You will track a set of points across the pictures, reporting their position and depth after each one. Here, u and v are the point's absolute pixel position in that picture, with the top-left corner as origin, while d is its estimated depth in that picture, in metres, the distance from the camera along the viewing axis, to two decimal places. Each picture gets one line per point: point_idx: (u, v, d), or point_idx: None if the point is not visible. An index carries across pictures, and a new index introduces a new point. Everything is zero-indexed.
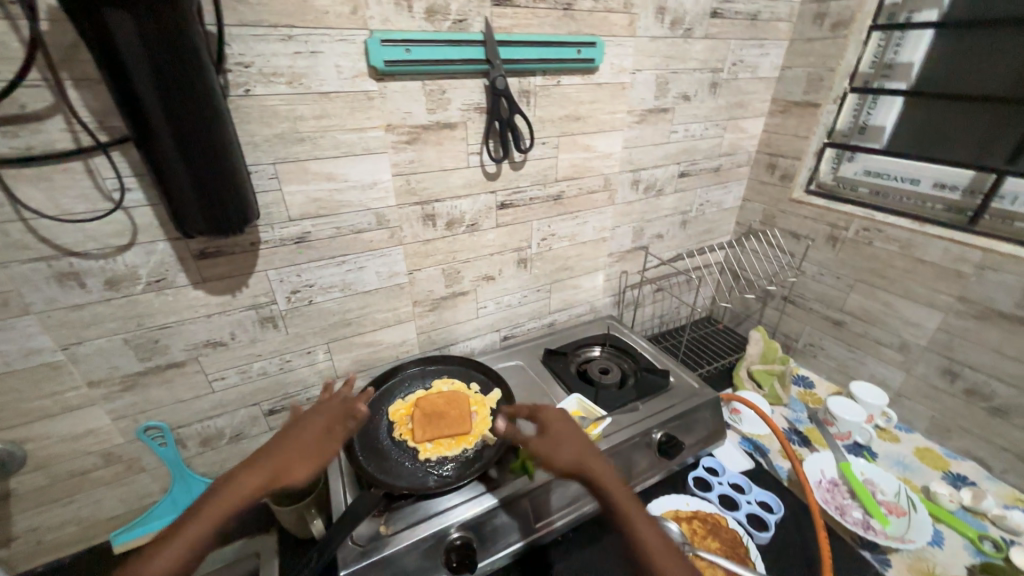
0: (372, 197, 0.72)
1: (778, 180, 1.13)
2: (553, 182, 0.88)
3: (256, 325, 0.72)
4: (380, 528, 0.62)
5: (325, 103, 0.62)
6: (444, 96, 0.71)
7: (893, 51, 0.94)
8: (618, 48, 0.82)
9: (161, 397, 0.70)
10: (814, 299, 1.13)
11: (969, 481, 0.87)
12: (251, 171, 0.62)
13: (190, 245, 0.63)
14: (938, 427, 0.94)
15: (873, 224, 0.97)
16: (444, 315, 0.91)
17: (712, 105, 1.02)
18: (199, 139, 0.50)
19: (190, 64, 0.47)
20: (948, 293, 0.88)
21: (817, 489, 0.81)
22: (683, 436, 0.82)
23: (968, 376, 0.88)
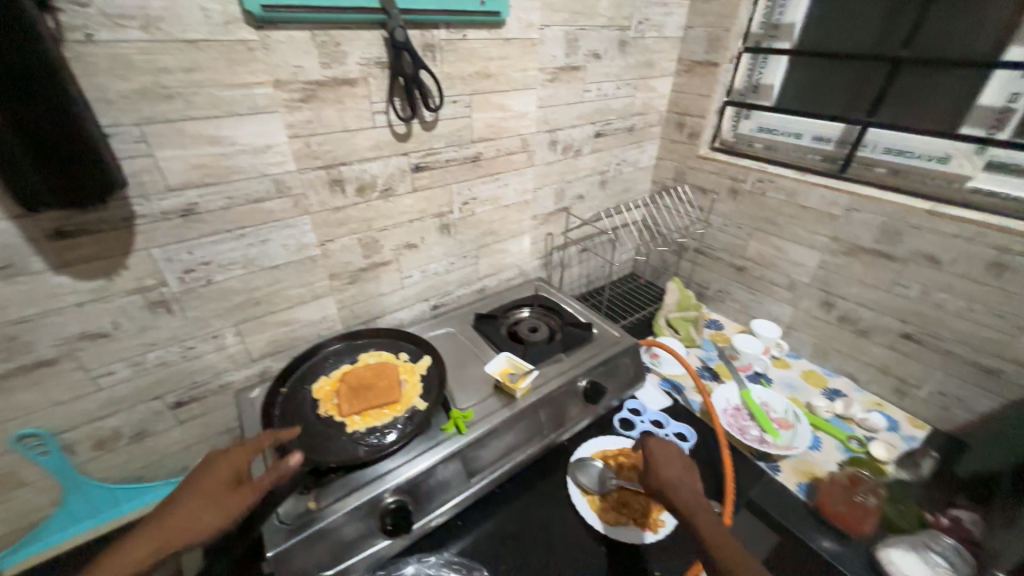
0: (267, 162, 0.66)
1: (687, 138, 1.20)
2: (469, 143, 0.86)
3: (144, 311, 0.65)
4: (308, 504, 0.60)
5: (193, 53, 0.55)
6: (338, 49, 0.65)
7: (778, 12, 1.00)
8: (524, 1, 0.80)
9: (33, 401, 0.61)
10: (720, 249, 1.23)
11: (842, 393, 1.02)
12: (110, 134, 0.54)
13: (43, 223, 0.54)
14: (819, 352, 1.09)
15: (766, 176, 1.06)
16: (366, 287, 0.87)
17: (621, 64, 1.04)
18: (29, 91, 0.43)
19: (2, 2, 0.39)
20: (824, 235, 1.00)
21: (723, 415, 0.91)
22: (607, 382, 0.88)
23: (841, 305, 1.01)
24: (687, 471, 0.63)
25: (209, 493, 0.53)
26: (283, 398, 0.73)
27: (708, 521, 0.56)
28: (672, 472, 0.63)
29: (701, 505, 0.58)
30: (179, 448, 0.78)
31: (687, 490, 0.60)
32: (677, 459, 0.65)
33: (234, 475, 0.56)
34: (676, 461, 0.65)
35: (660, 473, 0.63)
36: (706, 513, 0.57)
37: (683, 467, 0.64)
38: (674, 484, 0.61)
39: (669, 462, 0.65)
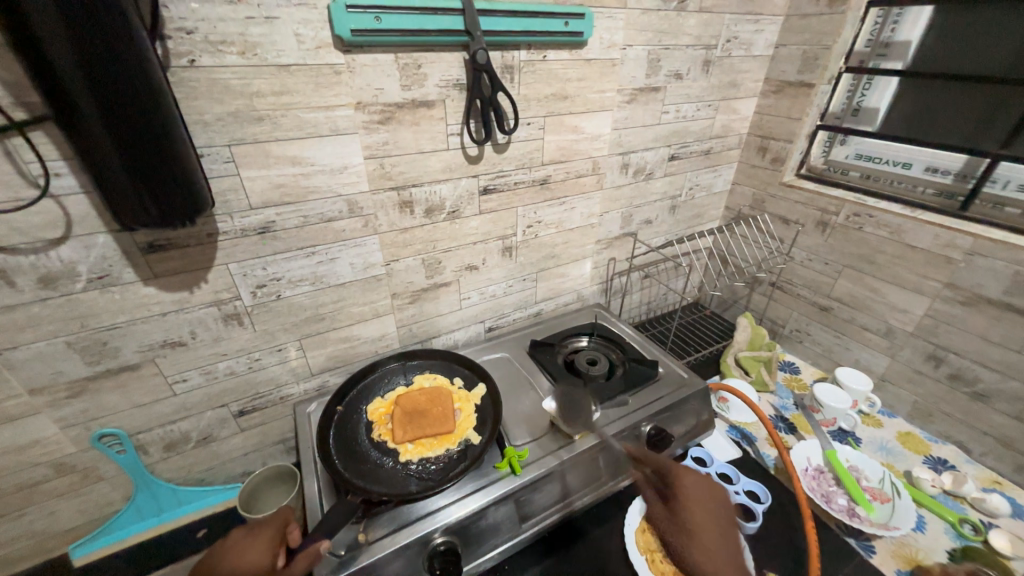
0: (343, 183, 0.66)
1: (770, 163, 1.10)
2: (539, 165, 0.83)
3: (219, 323, 0.67)
4: (359, 536, 0.59)
5: (285, 77, 0.56)
6: (419, 71, 0.64)
7: (890, 29, 0.90)
8: (609, 20, 0.76)
9: (115, 403, 0.64)
10: (802, 285, 1.12)
11: (948, 465, 0.88)
12: (204, 154, 0.55)
13: (137, 238, 0.57)
14: (920, 412, 0.96)
15: (864, 209, 0.95)
16: (426, 308, 0.86)
17: (704, 84, 0.97)
18: (133, 114, 0.44)
19: (117, 30, 0.40)
20: (936, 280, 0.87)
21: (804, 477, 0.81)
22: (673, 429, 0.80)
23: (952, 361, 0.88)
24: (714, 525, 0.55)
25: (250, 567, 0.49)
26: (339, 418, 0.72)
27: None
28: (701, 527, 0.55)
29: (718, 563, 0.51)
30: (238, 455, 0.80)
31: (713, 551, 0.52)
32: (711, 509, 0.56)
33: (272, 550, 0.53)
34: (702, 511, 0.56)
35: (692, 522, 0.56)
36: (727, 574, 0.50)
37: (716, 522, 0.55)
38: (698, 541, 0.54)
39: (693, 513, 0.56)
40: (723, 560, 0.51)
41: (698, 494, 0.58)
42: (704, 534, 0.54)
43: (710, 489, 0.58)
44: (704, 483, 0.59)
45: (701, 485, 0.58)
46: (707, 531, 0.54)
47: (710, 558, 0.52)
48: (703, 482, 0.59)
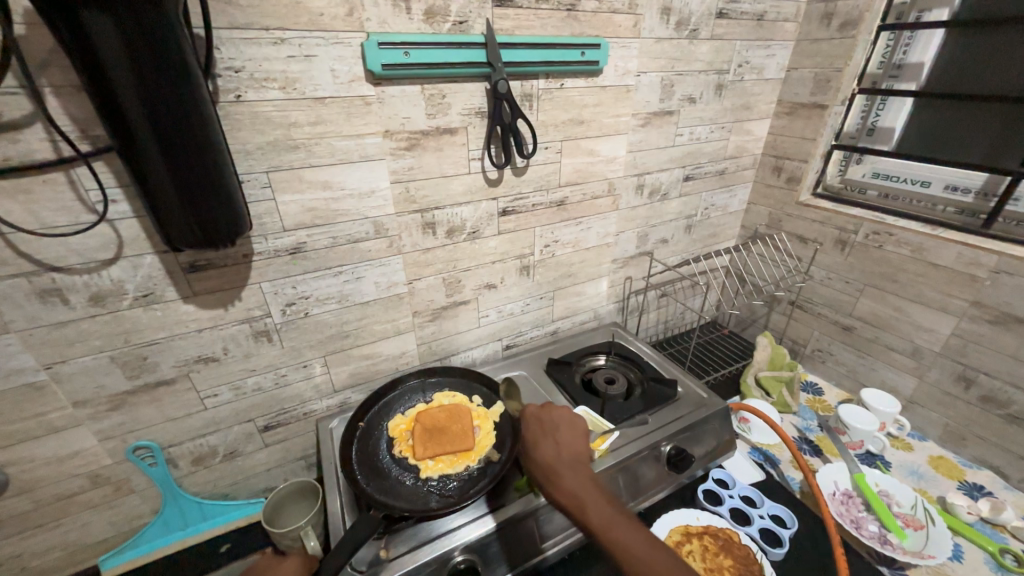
0: (370, 206, 0.69)
1: (785, 183, 1.11)
2: (556, 188, 0.86)
3: (249, 339, 0.69)
4: (380, 552, 0.59)
5: (320, 109, 0.60)
6: (444, 101, 0.68)
7: (902, 51, 0.92)
8: (623, 49, 0.80)
9: (150, 416, 0.67)
10: (822, 303, 1.11)
11: (985, 491, 0.85)
12: (244, 180, 0.59)
13: (180, 258, 0.60)
14: (952, 435, 0.92)
15: (883, 227, 0.95)
16: (445, 325, 0.88)
17: (717, 107, 1.00)
18: (186, 146, 0.47)
19: (176, 71, 0.44)
20: (962, 298, 0.86)
21: (831, 502, 0.78)
22: (693, 449, 0.79)
23: (983, 382, 0.85)
24: (557, 437, 0.65)
25: None
26: (361, 433, 0.73)
27: (567, 473, 0.59)
28: (546, 441, 0.65)
29: (556, 462, 0.61)
30: (262, 470, 0.81)
31: (554, 455, 0.62)
32: (559, 428, 0.67)
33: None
34: (550, 430, 0.66)
35: (535, 436, 0.66)
36: (562, 467, 0.60)
37: (559, 435, 0.66)
38: (538, 451, 0.64)
39: (543, 431, 0.67)
40: (559, 460, 0.61)
41: (547, 415, 0.69)
42: (546, 445, 0.64)
43: (555, 413, 0.70)
44: (558, 411, 0.70)
45: (552, 411, 0.70)
46: (553, 440, 0.65)
47: (547, 459, 0.62)
48: (549, 409, 0.71)
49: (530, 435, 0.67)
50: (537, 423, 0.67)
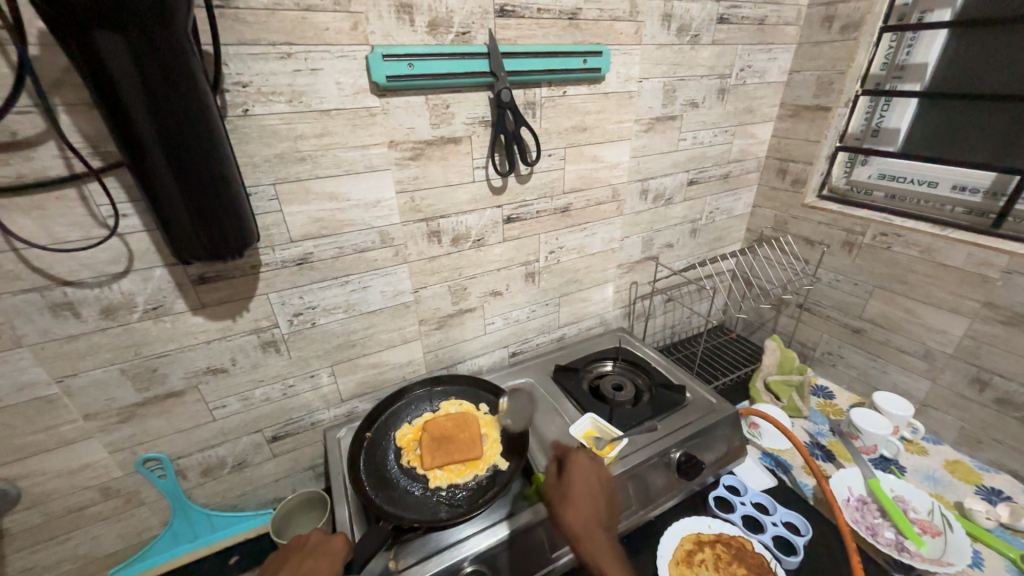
0: (376, 216, 0.70)
1: (789, 185, 1.11)
2: (560, 194, 0.86)
3: (258, 350, 0.70)
4: (389, 564, 0.58)
5: (325, 121, 0.60)
6: (448, 110, 0.69)
7: (905, 52, 0.92)
8: (625, 56, 0.80)
9: (160, 427, 0.67)
10: (831, 306, 1.10)
11: (1004, 495, 0.83)
12: (251, 193, 0.60)
13: (189, 271, 0.61)
14: (967, 439, 0.91)
15: (891, 229, 0.94)
16: (452, 333, 0.88)
17: (720, 111, 1.00)
18: (195, 162, 0.48)
19: (185, 87, 0.45)
20: (974, 299, 0.84)
21: (846, 508, 0.77)
22: (704, 455, 0.78)
23: (998, 384, 0.84)
24: (596, 497, 0.63)
25: (321, 555, 0.55)
26: (368, 444, 0.73)
27: (600, 543, 0.59)
28: (585, 497, 0.63)
29: (592, 527, 0.60)
30: (270, 480, 0.81)
31: (591, 517, 0.61)
32: (597, 485, 0.64)
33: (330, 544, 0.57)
34: (590, 485, 0.64)
35: (576, 490, 0.63)
36: (598, 534, 0.60)
37: (597, 493, 0.64)
38: (575, 506, 0.61)
39: (583, 483, 0.64)
40: (594, 526, 0.60)
41: (591, 466, 0.66)
42: (585, 503, 0.62)
43: (598, 466, 0.66)
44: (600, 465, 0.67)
45: (595, 465, 0.66)
46: (593, 501, 0.63)
47: (584, 520, 0.60)
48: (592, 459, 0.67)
49: (571, 484, 0.63)
50: (582, 476, 0.64)
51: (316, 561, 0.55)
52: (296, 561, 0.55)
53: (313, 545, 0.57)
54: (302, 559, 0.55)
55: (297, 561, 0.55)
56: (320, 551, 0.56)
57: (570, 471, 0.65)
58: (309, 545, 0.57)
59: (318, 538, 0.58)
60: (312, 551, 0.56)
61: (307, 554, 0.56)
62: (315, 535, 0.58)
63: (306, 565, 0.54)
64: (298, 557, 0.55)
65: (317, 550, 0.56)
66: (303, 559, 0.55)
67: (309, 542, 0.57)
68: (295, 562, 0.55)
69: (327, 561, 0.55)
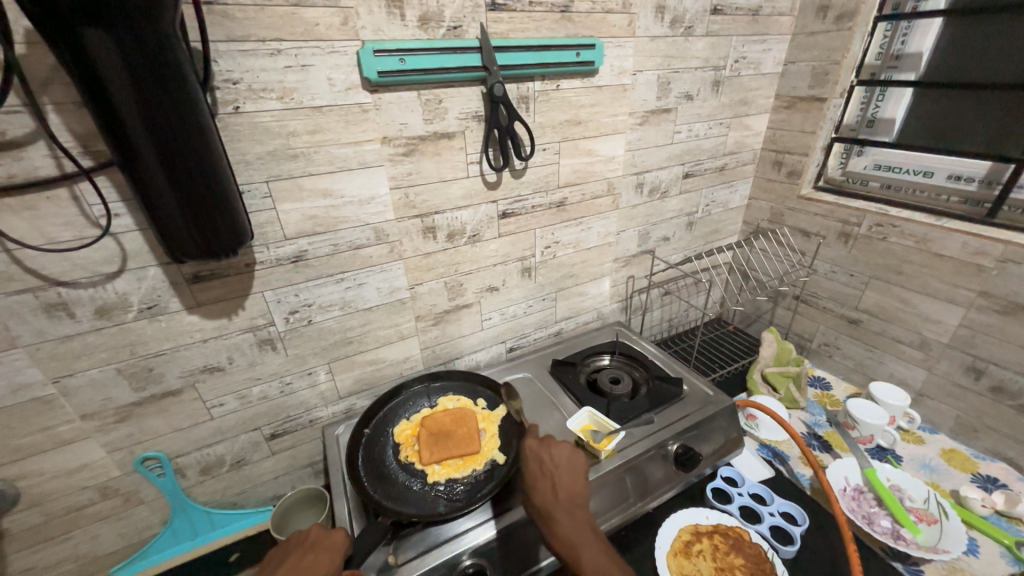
0: (370, 212, 0.70)
1: (785, 177, 1.10)
2: (555, 189, 0.86)
3: (254, 348, 0.70)
4: (389, 558, 0.59)
5: (318, 117, 0.60)
6: (441, 106, 0.68)
7: (900, 41, 0.91)
8: (619, 49, 0.80)
9: (158, 427, 0.68)
10: (827, 297, 1.10)
11: (999, 483, 0.84)
12: (244, 191, 0.60)
13: (183, 270, 0.61)
14: (963, 427, 0.91)
15: (887, 219, 0.94)
16: (448, 329, 0.88)
17: (715, 103, 0.99)
18: (186, 159, 0.48)
19: (174, 84, 0.44)
20: (969, 288, 0.85)
21: (842, 498, 0.77)
22: (701, 447, 0.78)
23: (993, 373, 0.84)
24: (555, 476, 0.61)
25: (320, 552, 0.55)
26: (366, 440, 0.73)
27: (568, 520, 0.56)
28: (546, 480, 0.61)
29: (552, 506, 0.58)
30: (270, 478, 0.82)
31: (554, 497, 0.59)
32: (558, 465, 0.62)
33: (329, 541, 0.56)
34: (549, 468, 0.62)
35: (533, 474, 0.62)
36: (558, 512, 0.57)
37: (558, 473, 0.61)
38: (533, 491, 0.60)
39: (542, 468, 0.62)
40: (557, 507, 0.58)
41: (545, 448, 0.64)
42: (546, 484, 0.60)
43: (556, 446, 0.65)
44: (558, 444, 0.65)
45: (550, 445, 0.65)
46: (552, 480, 0.61)
47: (544, 500, 0.58)
48: (550, 440, 0.66)
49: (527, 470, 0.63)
50: (535, 460, 0.63)
51: (316, 558, 0.54)
52: (295, 557, 0.54)
53: (313, 542, 0.56)
54: (301, 555, 0.54)
55: (296, 557, 0.54)
56: (320, 547, 0.55)
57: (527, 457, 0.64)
58: (308, 542, 0.56)
59: (318, 534, 0.57)
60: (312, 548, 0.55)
61: (306, 550, 0.55)
62: (314, 530, 0.57)
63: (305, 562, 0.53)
64: (297, 553, 0.55)
65: (317, 546, 0.55)
66: (302, 556, 0.54)
67: (309, 538, 0.56)
68: (293, 558, 0.54)
69: (327, 558, 0.54)
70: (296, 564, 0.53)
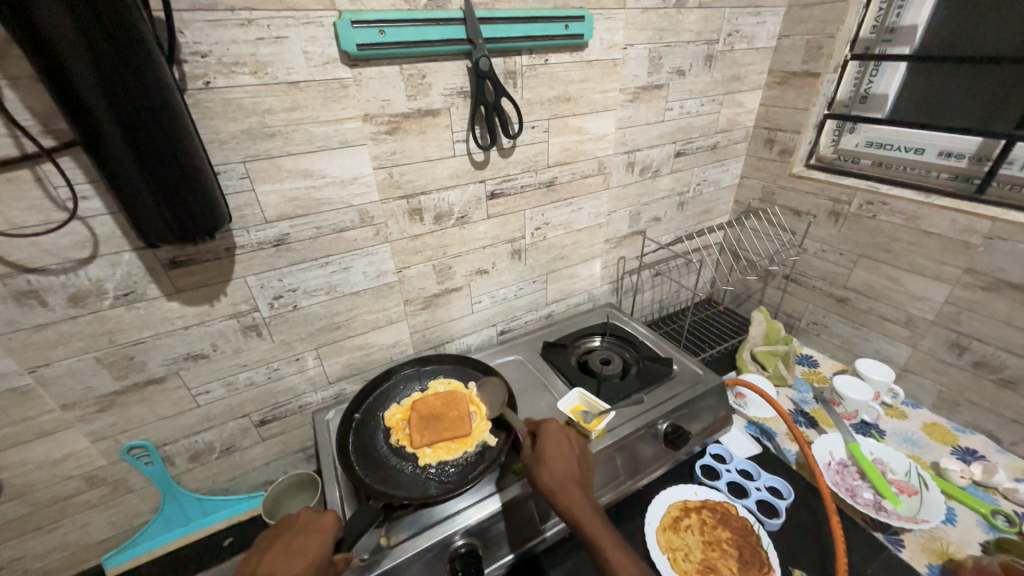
0: (353, 193, 0.67)
1: (777, 155, 1.09)
2: (545, 168, 0.84)
3: (238, 335, 0.68)
4: (381, 540, 0.59)
5: (294, 94, 0.57)
6: (424, 81, 0.66)
7: (895, 14, 0.89)
8: (608, 21, 0.77)
9: (142, 415, 0.67)
10: (817, 276, 1.11)
11: (978, 455, 0.86)
12: (220, 172, 0.57)
13: (160, 255, 0.59)
14: (945, 402, 0.93)
15: (877, 197, 0.93)
16: (438, 313, 0.87)
17: (707, 79, 0.97)
18: (155, 139, 0.46)
19: (138, 58, 0.42)
20: (955, 266, 0.85)
21: (827, 471, 0.79)
22: (690, 426, 0.79)
23: (976, 348, 0.86)
24: (572, 458, 0.62)
25: (310, 534, 0.55)
26: (357, 425, 0.73)
27: (584, 499, 0.57)
28: (564, 459, 0.61)
29: (570, 484, 0.58)
30: (261, 463, 0.81)
31: (571, 477, 0.59)
32: (574, 448, 0.63)
33: (318, 523, 0.56)
34: (568, 449, 0.63)
35: (551, 451, 0.61)
36: (575, 492, 0.58)
37: (575, 456, 0.62)
38: (552, 466, 0.59)
39: (560, 448, 0.62)
40: (573, 484, 0.59)
41: (562, 430, 0.65)
42: (564, 464, 0.60)
43: (571, 431, 0.66)
44: (572, 431, 0.66)
45: (567, 430, 0.65)
46: (569, 461, 0.61)
47: (562, 477, 0.59)
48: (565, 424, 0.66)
49: (544, 447, 0.62)
50: (555, 439, 0.62)
51: (305, 540, 0.54)
52: (285, 540, 0.54)
53: (301, 524, 0.56)
54: (290, 538, 0.54)
55: (286, 541, 0.54)
56: (309, 530, 0.55)
57: (544, 435, 0.63)
58: (297, 525, 0.56)
59: (307, 516, 0.57)
60: (301, 531, 0.55)
61: (296, 534, 0.55)
62: (303, 514, 0.58)
63: (294, 544, 0.53)
64: (287, 536, 0.55)
65: (306, 529, 0.55)
66: (292, 538, 0.54)
67: (297, 522, 0.56)
68: (283, 542, 0.54)
69: (316, 539, 0.54)
70: (285, 547, 0.53)
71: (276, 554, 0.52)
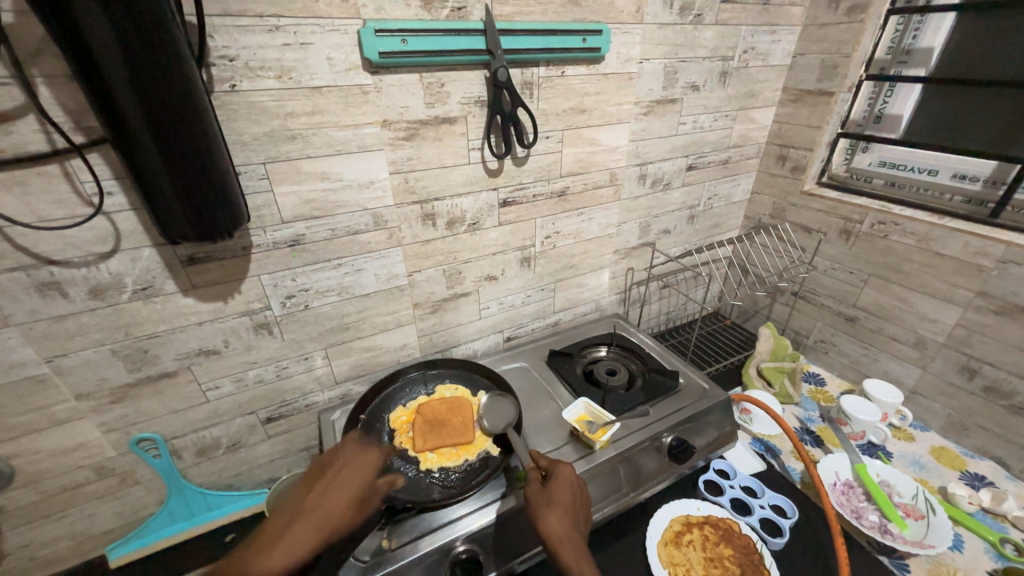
0: (369, 197, 0.69)
1: (789, 172, 1.10)
2: (557, 177, 0.85)
3: (250, 332, 0.69)
4: (383, 542, 0.59)
5: (317, 98, 0.59)
6: (442, 89, 0.67)
7: (911, 36, 0.89)
8: (625, 36, 0.78)
9: (152, 408, 0.67)
10: (826, 294, 1.10)
11: (987, 481, 0.85)
12: (241, 172, 0.59)
13: (178, 251, 0.60)
14: (954, 426, 0.92)
15: (889, 217, 0.93)
16: (446, 317, 0.88)
17: (720, 95, 0.98)
18: (181, 139, 0.47)
19: (168, 61, 0.43)
20: (967, 288, 0.85)
21: (832, 492, 0.78)
22: (694, 441, 0.79)
23: (987, 372, 0.85)
24: (579, 510, 0.59)
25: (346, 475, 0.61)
26: (362, 426, 0.74)
27: (587, 557, 0.54)
28: (572, 508, 0.58)
29: (576, 537, 0.55)
30: (266, 461, 0.82)
31: (577, 530, 0.56)
32: (582, 499, 0.60)
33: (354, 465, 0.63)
34: (577, 499, 0.60)
35: (562, 498, 0.58)
36: (580, 547, 0.54)
37: (581, 509, 0.60)
38: (560, 514, 0.56)
39: (571, 496, 0.59)
40: (579, 538, 0.55)
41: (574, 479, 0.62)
42: (572, 515, 0.57)
43: (581, 481, 0.63)
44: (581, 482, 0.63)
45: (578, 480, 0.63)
46: (576, 514, 0.58)
47: (569, 527, 0.55)
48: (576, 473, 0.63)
49: (555, 491, 0.59)
50: (567, 485, 0.60)
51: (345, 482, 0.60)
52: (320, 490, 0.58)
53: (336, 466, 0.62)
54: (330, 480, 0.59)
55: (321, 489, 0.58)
56: (347, 471, 0.61)
57: (556, 479, 0.61)
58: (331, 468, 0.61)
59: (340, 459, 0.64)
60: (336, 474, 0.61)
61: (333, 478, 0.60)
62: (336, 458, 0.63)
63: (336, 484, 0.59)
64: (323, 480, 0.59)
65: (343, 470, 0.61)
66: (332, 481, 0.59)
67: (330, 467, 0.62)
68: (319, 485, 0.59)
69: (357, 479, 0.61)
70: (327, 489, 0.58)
71: (321, 494, 0.57)
